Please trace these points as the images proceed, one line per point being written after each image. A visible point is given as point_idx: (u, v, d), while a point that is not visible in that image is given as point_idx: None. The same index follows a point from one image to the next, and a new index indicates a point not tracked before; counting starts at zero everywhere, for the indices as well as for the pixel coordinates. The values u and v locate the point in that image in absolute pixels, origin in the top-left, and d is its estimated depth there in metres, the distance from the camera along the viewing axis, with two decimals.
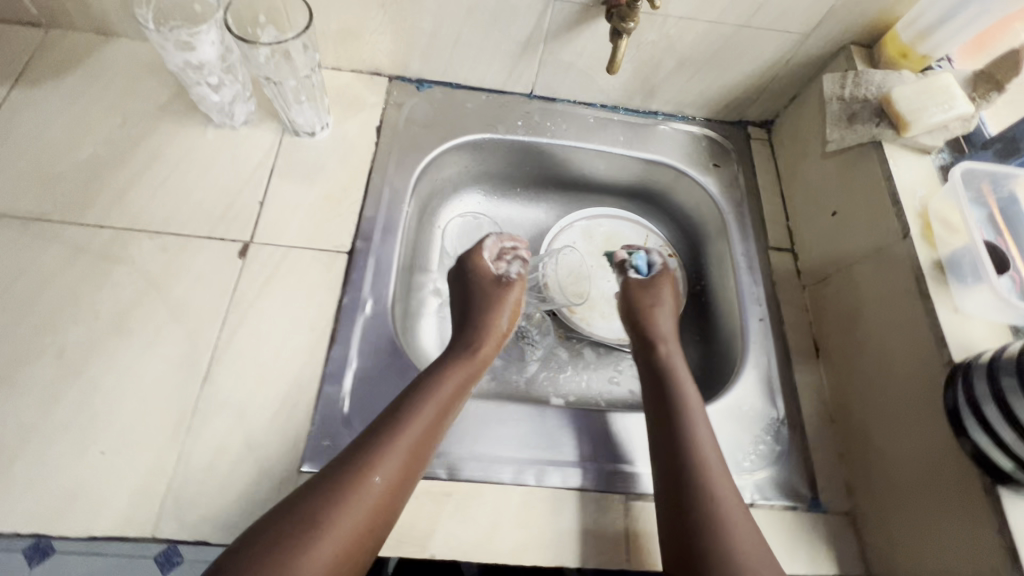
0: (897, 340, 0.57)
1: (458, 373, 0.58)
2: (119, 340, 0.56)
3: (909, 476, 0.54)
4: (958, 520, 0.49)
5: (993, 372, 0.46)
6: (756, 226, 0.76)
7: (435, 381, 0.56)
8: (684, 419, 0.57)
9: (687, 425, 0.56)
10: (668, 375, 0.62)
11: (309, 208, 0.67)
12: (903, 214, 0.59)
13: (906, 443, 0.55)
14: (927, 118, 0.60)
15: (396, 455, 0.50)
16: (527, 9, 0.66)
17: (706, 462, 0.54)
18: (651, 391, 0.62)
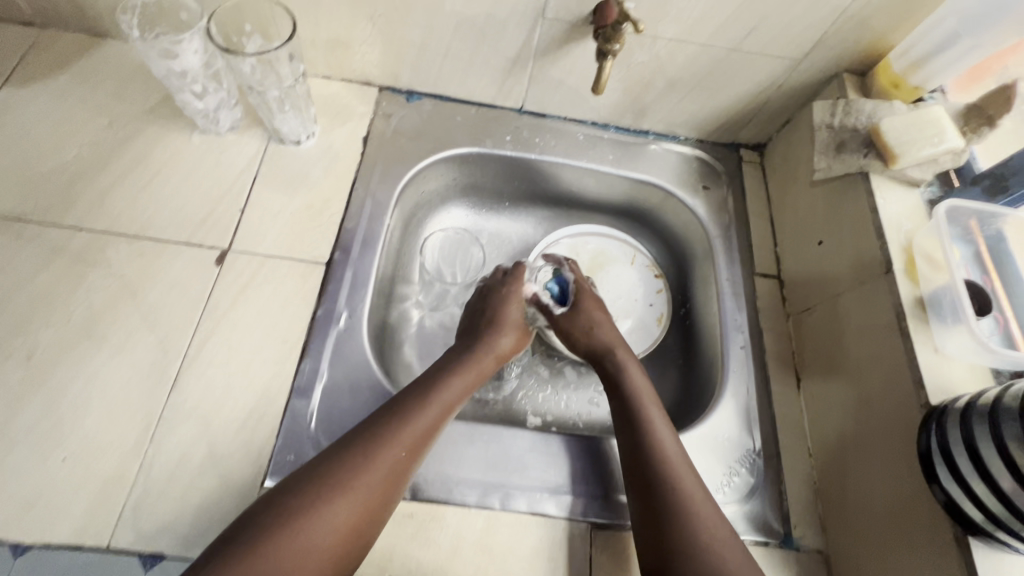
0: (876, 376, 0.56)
1: (444, 387, 0.57)
2: (90, 344, 0.56)
3: (877, 503, 0.54)
4: (924, 553, 0.49)
5: (966, 419, 0.46)
6: (742, 251, 0.75)
7: (418, 394, 0.56)
8: (653, 433, 0.56)
9: (656, 439, 0.55)
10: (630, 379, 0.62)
11: (290, 217, 0.67)
12: (887, 249, 0.58)
13: (874, 466, 0.55)
14: (916, 151, 0.59)
15: (372, 468, 0.49)
16: (515, 26, 0.66)
17: (675, 462, 0.53)
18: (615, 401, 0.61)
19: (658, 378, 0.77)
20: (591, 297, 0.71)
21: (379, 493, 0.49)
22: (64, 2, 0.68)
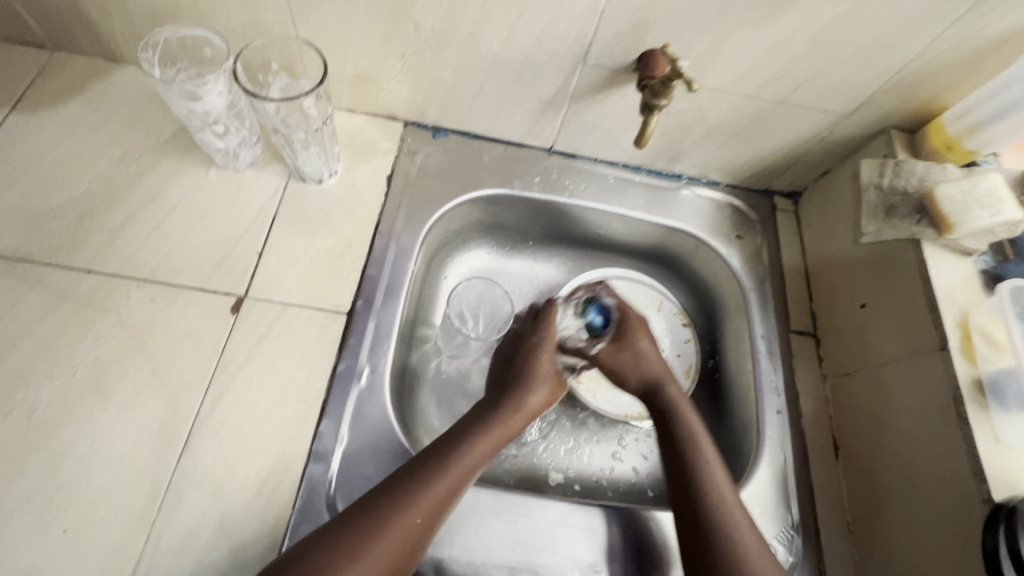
0: (928, 459, 0.54)
1: (475, 441, 0.54)
2: (96, 401, 0.53)
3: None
4: None
5: None
6: (777, 306, 0.72)
7: (448, 449, 0.53)
8: (707, 487, 0.53)
9: (706, 489, 0.53)
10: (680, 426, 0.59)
11: (310, 262, 0.63)
12: (941, 324, 0.55)
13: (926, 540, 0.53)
14: (972, 221, 0.57)
15: (402, 525, 0.46)
16: (554, 71, 0.63)
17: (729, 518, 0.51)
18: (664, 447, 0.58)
19: None
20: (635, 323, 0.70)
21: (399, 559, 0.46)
22: (79, 26, 0.64)
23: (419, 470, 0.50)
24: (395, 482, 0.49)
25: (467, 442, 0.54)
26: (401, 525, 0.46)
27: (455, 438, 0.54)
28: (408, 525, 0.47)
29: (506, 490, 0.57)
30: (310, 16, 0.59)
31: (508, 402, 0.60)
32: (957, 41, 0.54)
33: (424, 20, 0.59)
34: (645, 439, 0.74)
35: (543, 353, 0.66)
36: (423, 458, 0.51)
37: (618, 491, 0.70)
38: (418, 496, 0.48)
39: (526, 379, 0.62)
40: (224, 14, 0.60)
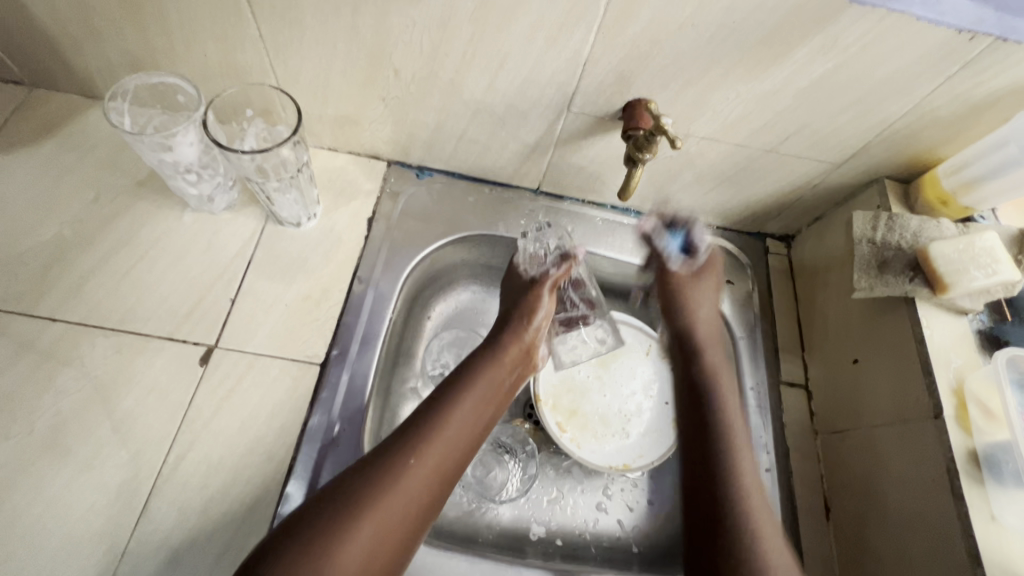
0: (920, 535, 0.51)
1: (464, 405, 0.53)
2: (55, 460, 0.51)
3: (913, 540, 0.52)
4: None
5: None
6: (768, 356, 0.70)
7: (435, 414, 0.51)
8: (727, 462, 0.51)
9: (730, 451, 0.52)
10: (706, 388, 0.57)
11: (284, 310, 0.61)
12: (937, 390, 0.53)
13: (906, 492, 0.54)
14: (968, 281, 0.55)
15: (432, 447, 0.49)
16: (537, 117, 0.62)
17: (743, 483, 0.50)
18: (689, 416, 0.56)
19: (673, 487, 0.72)
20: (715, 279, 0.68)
21: (415, 514, 0.47)
22: (56, 64, 0.63)
23: (413, 434, 0.49)
24: (384, 452, 0.48)
25: (454, 404, 0.53)
26: (406, 493, 0.46)
27: (444, 400, 0.53)
28: (428, 461, 0.48)
29: (480, 558, 0.57)
30: (287, 60, 0.58)
31: (494, 363, 0.58)
32: (952, 97, 0.53)
33: (403, 66, 0.57)
34: (631, 490, 0.71)
35: (527, 316, 0.63)
36: (409, 426, 0.50)
37: (601, 546, 0.67)
38: (418, 463, 0.48)
39: (510, 342, 0.61)
40: (200, 57, 0.59)
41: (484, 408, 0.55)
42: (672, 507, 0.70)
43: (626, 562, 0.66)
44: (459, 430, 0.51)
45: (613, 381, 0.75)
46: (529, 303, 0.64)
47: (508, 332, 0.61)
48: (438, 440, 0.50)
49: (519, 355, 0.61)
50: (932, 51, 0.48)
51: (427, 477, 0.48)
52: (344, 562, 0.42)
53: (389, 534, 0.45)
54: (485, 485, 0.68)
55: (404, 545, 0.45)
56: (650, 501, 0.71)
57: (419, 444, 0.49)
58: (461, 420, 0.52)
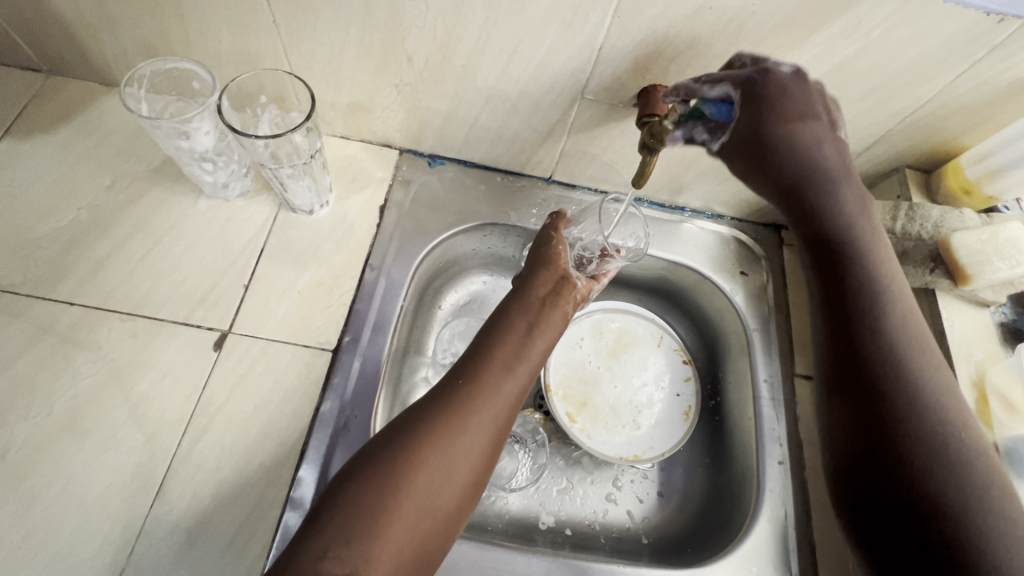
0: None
1: (510, 340, 0.54)
2: (73, 442, 0.52)
3: None
4: None
5: None
6: (783, 349, 0.69)
7: (486, 352, 0.52)
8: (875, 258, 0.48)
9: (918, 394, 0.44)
10: (850, 223, 0.48)
11: (297, 296, 0.62)
12: (957, 383, 0.52)
13: None
14: (991, 273, 0.53)
15: (506, 387, 0.50)
16: (551, 105, 0.61)
17: (941, 417, 0.44)
18: (812, 249, 0.50)
19: (684, 480, 0.71)
20: (801, 93, 0.47)
21: (491, 446, 0.47)
22: (72, 52, 0.64)
23: (467, 370, 0.51)
24: (439, 391, 0.49)
25: (502, 342, 0.53)
26: (471, 423, 0.47)
27: (490, 339, 0.54)
28: (501, 399, 0.49)
29: (490, 544, 0.57)
30: (300, 46, 0.58)
31: (525, 297, 0.57)
32: (977, 83, 0.51)
33: (417, 52, 0.57)
34: (641, 481, 0.71)
35: (545, 248, 0.61)
36: (463, 367, 0.51)
37: (611, 536, 0.67)
38: (477, 393, 0.48)
39: (541, 276, 0.59)
40: (214, 43, 0.59)
41: (534, 344, 0.54)
42: (683, 498, 0.70)
43: (637, 553, 0.65)
44: (509, 363, 0.52)
45: (624, 372, 0.75)
46: (540, 245, 0.62)
47: (543, 275, 0.59)
48: (510, 378, 0.51)
49: (551, 283, 0.59)
50: (961, 32, 0.47)
51: (501, 414, 0.49)
52: (416, 488, 0.43)
53: (459, 463, 0.45)
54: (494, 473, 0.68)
55: (484, 479, 0.47)
56: (660, 493, 0.70)
57: (473, 378, 0.50)
58: (510, 354, 0.52)
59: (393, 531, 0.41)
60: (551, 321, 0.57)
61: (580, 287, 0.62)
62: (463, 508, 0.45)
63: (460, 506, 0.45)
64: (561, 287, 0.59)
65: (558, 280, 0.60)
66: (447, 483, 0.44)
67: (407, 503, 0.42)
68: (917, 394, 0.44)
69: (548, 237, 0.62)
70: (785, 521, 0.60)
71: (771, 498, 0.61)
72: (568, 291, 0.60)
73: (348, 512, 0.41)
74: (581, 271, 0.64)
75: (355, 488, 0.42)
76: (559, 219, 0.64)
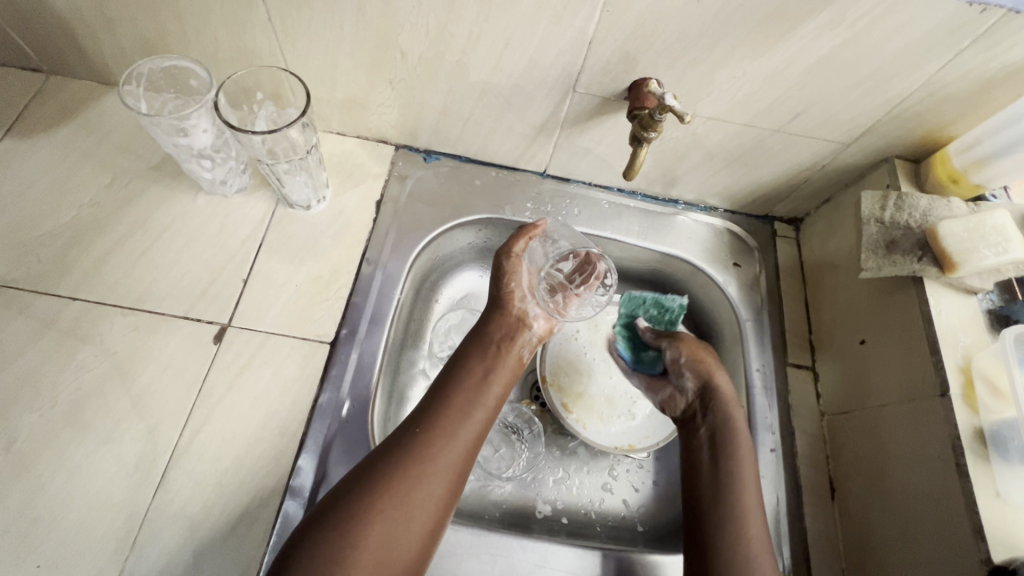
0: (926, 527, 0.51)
1: (469, 382, 0.54)
2: (76, 433, 0.53)
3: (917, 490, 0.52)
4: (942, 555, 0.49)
5: None
6: (775, 338, 0.70)
7: (444, 399, 0.53)
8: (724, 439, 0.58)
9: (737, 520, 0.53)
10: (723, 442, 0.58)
11: (295, 289, 0.63)
12: (943, 368, 0.52)
13: (911, 440, 0.54)
14: (978, 260, 0.54)
15: (463, 431, 0.51)
16: (543, 98, 0.62)
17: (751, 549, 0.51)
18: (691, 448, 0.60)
19: (680, 470, 0.72)
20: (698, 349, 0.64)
21: (451, 486, 0.48)
22: (71, 52, 0.65)
23: (423, 417, 0.51)
24: (397, 437, 0.49)
25: (462, 389, 0.54)
26: (426, 475, 0.47)
27: (449, 385, 0.54)
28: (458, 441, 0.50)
29: (487, 531, 0.58)
30: (296, 43, 0.59)
31: (482, 340, 0.59)
32: (963, 73, 0.52)
33: (410, 48, 0.57)
34: (637, 471, 0.71)
35: (499, 284, 0.62)
36: (422, 413, 0.51)
37: (607, 525, 0.68)
38: (431, 445, 0.48)
39: (496, 316, 0.61)
40: (212, 42, 0.60)
41: (491, 386, 0.55)
42: (678, 487, 0.71)
43: (633, 541, 0.67)
44: (466, 411, 0.52)
45: (619, 363, 0.76)
46: (495, 278, 0.62)
47: (496, 318, 0.60)
48: (466, 421, 0.51)
49: (506, 324, 0.60)
50: (947, 21, 0.47)
51: (458, 456, 0.49)
52: (370, 541, 0.43)
53: (414, 515, 0.45)
54: (492, 462, 0.69)
55: (446, 518, 0.47)
56: (656, 482, 0.71)
57: (428, 428, 0.50)
58: (469, 394, 0.53)
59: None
60: (509, 361, 0.58)
61: (535, 326, 0.62)
62: (424, 553, 0.45)
63: (419, 556, 0.45)
64: (515, 329, 0.60)
65: (510, 325, 0.60)
66: (408, 526, 0.45)
67: (364, 554, 0.42)
68: (737, 517, 0.53)
69: (501, 266, 0.62)
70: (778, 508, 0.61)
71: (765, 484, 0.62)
72: (522, 335, 0.61)
73: (306, 566, 0.41)
74: (565, 285, 0.63)
75: (319, 534, 0.43)
76: (531, 232, 0.63)
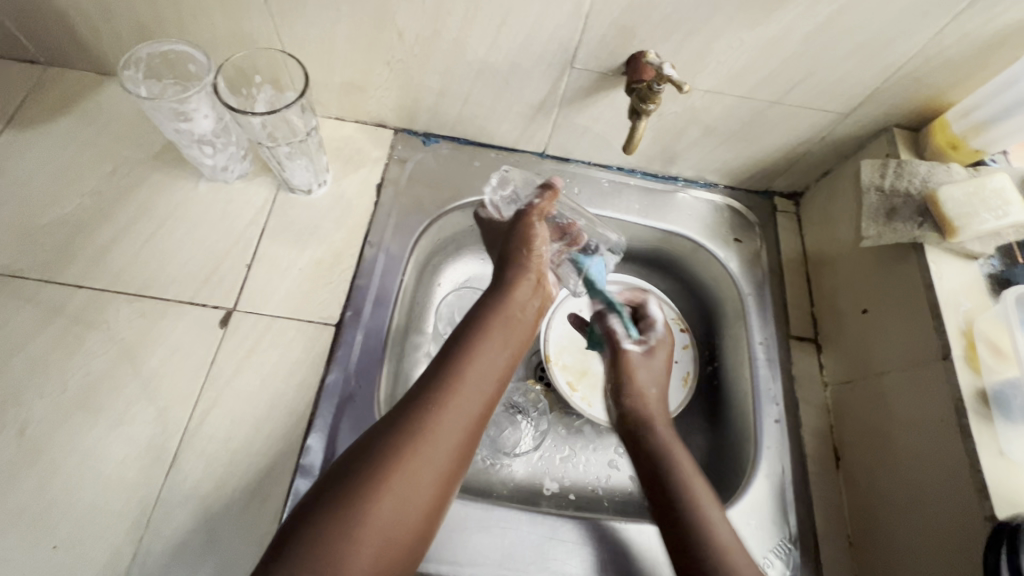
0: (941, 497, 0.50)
1: (481, 355, 0.51)
2: (86, 418, 0.54)
3: (930, 457, 0.52)
4: (952, 520, 0.49)
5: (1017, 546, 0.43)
6: (777, 311, 0.70)
7: (453, 369, 0.49)
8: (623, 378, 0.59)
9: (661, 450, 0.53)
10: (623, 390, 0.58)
11: (299, 273, 0.63)
12: (945, 332, 0.53)
13: (923, 406, 0.53)
14: (978, 224, 0.55)
15: (472, 404, 0.48)
16: (541, 76, 0.62)
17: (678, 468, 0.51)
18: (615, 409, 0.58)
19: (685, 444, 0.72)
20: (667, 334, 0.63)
21: (458, 462, 0.46)
22: (69, 43, 0.65)
23: (433, 390, 0.48)
24: (403, 414, 0.46)
25: (472, 358, 0.50)
26: (435, 451, 0.45)
27: (459, 357, 0.50)
28: (467, 416, 0.48)
29: (496, 505, 0.58)
30: (293, 26, 0.59)
31: (506, 305, 0.55)
32: (959, 37, 0.52)
33: (407, 28, 0.57)
34: None
35: (526, 241, 0.60)
36: (429, 382, 0.48)
37: (613, 500, 0.68)
38: (441, 419, 0.46)
39: (520, 275, 0.58)
40: (209, 26, 0.60)
41: (502, 356, 0.52)
42: None
43: (639, 515, 0.67)
44: (480, 384, 0.50)
45: None
46: (523, 235, 0.60)
47: (513, 270, 0.58)
48: (475, 393, 0.49)
49: (530, 289, 0.58)
50: None
51: (465, 434, 0.47)
52: (377, 518, 0.41)
53: (420, 491, 0.44)
54: (498, 441, 0.70)
55: (450, 495, 0.46)
56: None
57: (436, 403, 0.47)
58: (482, 365, 0.50)
59: (359, 564, 0.39)
60: (524, 325, 0.56)
61: (552, 291, 0.62)
62: (428, 531, 0.44)
63: (425, 532, 0.44)
64: (536, 289, 0.59)
65: (533, 292, 0.58)
66: (416, 505, 0.43)
67: (371, 535, 0.40)
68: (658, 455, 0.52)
69: (531, 224, 0.61)
70: (785, 477, 0.61)
71: (770, 454, 0.62)
72: (543, 292, 0.59)
73: (310, 546, 0.39)
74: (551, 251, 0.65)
75: (321, 515, 0.41)
76: (551, 193, 0.63)
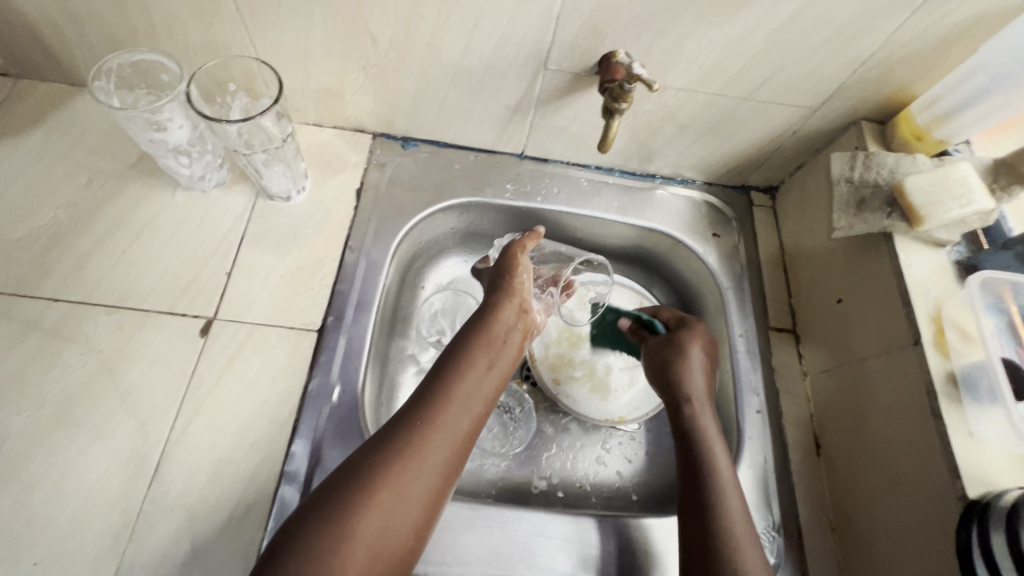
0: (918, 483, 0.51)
1: (466, 373, 0.52)
2: (65, 432, 0.53)
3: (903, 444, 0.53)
4: (928, 504, 0.50)
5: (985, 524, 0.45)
6: (756, 303, 0.72)
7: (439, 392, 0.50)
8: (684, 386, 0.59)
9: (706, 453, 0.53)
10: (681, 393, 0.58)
11: (279, 280, 0.63)
12: (915, 319, 0.54)
13: (894, 395, 0.55)
14: (944, 212, 0.56)
15: (459, 425, 0.49)
16: (515, 78, 0.62)
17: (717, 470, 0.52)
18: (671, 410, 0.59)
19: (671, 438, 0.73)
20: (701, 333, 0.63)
21: (444, 478, 0.47)
22: (39, 54, 0.64)
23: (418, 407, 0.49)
24: (389, 430, 0.47)
25: (458, 377, 0.51)
26: (422, 466, 0.45)
27: (444, 376, 0.51)
28: (453, 434, 0.48)
29: (483, 505, 0.59)
30: (266, 33, 0.59)
31: (489, 330, 0.56)
32: (920, 31, 0.54)
33: (380, 33, 0.58)
34: (629, 443, 0.73)
35: (508, 273, 0.61)
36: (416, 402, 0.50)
37: (601, 496, 0.69)
38: (427, 436, 0.47)
39: (503, 303, 0.58)
40: (181, 34, 0.59)
41: (488, 378, 0.53)
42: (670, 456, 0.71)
43: (626, 508, 0.68)
44: (465, 400, 0.50)
45: None
46: (508, 267, 0.61)
47: (497, 296, 0.58)
48: (460, 412, 0.49)
49: (514, 314, 0.58)
50: None
51: (450, 450, 0.47)
52: (365, 534, 0.41)
53: (407, 504, 0.44)
54: (485, 441, 0.70)
55: (437, 510, 0.46)
56: (648, 454, 0.72)
57: (420, 418, 0.48)
58: (468, 385, 0.51)
59: None
60: (508, 350, 0.56)
61: (536, 318, 0.61)
62: (415, 544, 0.44)
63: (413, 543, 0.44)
64: (520, 318, 0.59)
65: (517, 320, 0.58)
66: (404, 522, 0.43)
67: (357, 545, 0.41)
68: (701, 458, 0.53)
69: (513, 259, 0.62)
70: (767, 465, 0.62)
71: (753, 444, 0.63)
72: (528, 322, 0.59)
73: (297, 558, 0.39)
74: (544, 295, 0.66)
75: (306, 527, 0.41)
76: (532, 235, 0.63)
